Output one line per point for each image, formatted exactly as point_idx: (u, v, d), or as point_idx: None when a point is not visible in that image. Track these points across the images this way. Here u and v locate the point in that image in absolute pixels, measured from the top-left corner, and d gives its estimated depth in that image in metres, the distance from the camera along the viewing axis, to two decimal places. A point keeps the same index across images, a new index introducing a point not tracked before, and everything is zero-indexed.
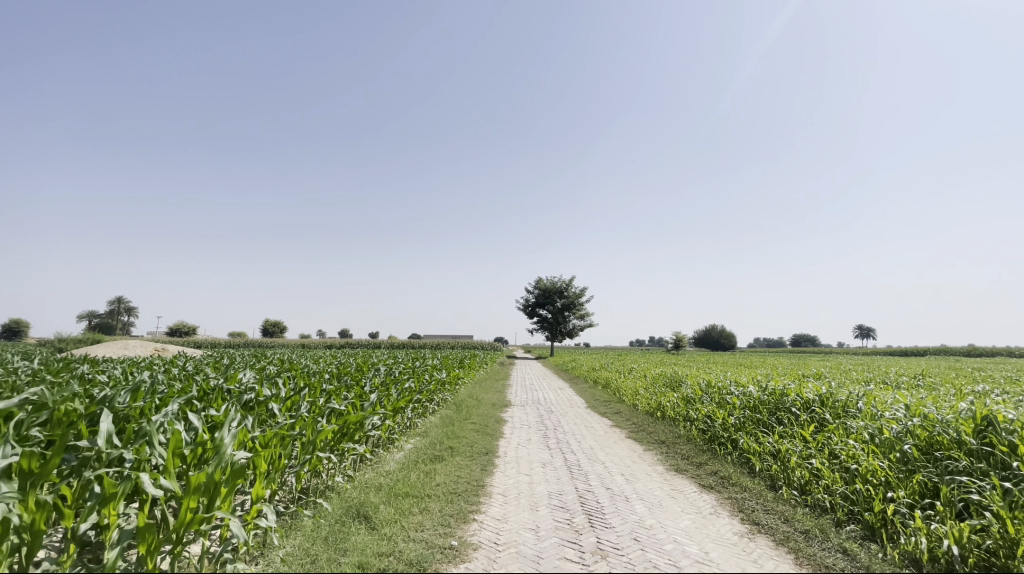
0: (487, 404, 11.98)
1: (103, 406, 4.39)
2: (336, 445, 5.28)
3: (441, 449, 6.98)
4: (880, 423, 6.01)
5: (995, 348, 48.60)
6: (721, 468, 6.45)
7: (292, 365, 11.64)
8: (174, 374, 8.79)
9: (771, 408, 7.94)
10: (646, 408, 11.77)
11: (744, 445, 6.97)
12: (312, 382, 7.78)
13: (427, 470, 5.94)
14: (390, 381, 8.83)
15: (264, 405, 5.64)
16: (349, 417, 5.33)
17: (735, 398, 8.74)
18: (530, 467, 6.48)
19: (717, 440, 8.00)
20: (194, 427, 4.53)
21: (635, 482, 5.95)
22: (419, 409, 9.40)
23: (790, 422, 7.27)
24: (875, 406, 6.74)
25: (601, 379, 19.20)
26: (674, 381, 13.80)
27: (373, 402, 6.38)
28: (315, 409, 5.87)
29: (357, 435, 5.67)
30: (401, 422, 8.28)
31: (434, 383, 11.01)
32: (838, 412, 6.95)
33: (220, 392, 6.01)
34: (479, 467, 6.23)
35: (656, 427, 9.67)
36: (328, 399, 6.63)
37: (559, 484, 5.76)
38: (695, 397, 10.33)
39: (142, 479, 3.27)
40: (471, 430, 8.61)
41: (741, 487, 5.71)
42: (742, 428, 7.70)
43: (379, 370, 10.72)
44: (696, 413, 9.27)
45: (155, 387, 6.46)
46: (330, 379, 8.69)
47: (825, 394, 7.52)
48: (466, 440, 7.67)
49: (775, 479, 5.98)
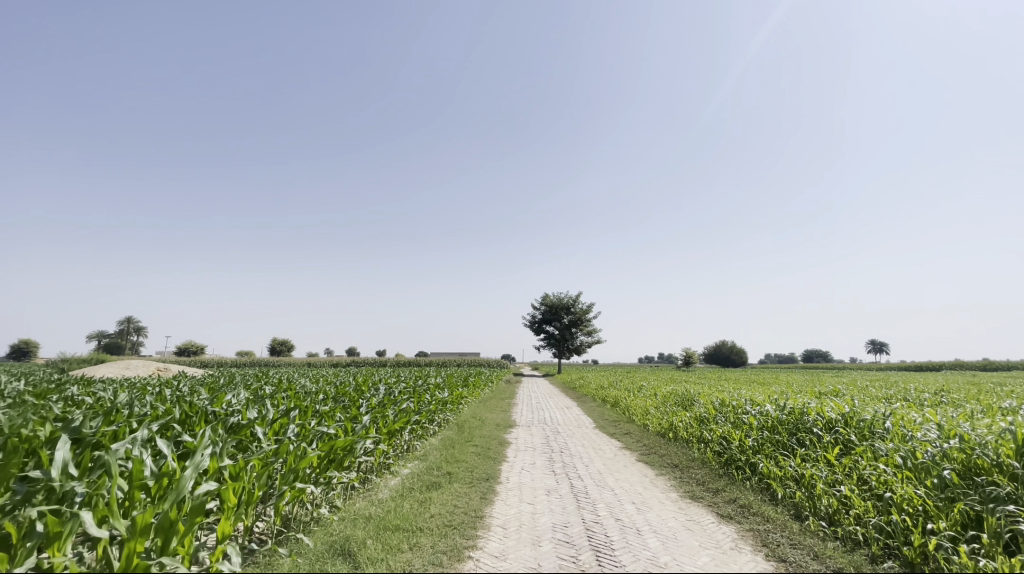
0: (491, 425, 11.52)
1: (65, 431, 4.05)
2: (321, 472, 4.89)
3: (439, 476, 6.55)
4: (912, 445, 5.52)
5: (1014, 362, 47.48)
6: (740, 496, 5.95)
7: (288, 386, 11.27)
8: (162, 395, 8.44)
9: (791, 428, 7.44)
10: (657, 428, 11.27)
11: (765, 470, 6.48)
12: (305, 403, 7.41)
13: (421, 499, 5.51)
14: (388, 402, 8.44)
15: (247, 430, 5.27)
16: (337, 441, 4.96)
17: (752, 418, 8.27)
18: (533, 495, 6.03)
19: (733, 464, 7.50)
20: (164, 455, 4.17)
21: (647, 512, 5.50)
22: (419, 431, 8.99)
23: (813, 444, 6.77)
24: (905, 426, 6.25)
25: (609, 398, 18.63)
26: (685, 399, 13.32)
27: (365, 424, 6.00)
28: (302, 433, 5.51)
29: (347, 461, 5.28)
30: (398, 446, 7.87)
31: (435, 403, 10.59)
32: (864, 433, 6.46)
33: (202, 415, 5.65)
34: (478, 496, 5.78)
35: (668, 449, 9.18)
36: (319, 422, 6.27)
37: (565, 515, 5.30)
38: (708, 417, 9.85)
39: (85, 518, 2.92)
40: (472, 454, 8.17)
41: (763, 518, 5.22)
42: (761, 451, 7.21)
43: (378, 390, 10.33)
44: (711, 434, 8.78)
45: (136, 410, 6.11)
46: (325, 399, 8.33)
47: (849, 413, 7.04)
48: (466, 465, 7.24)
49: (800, 507, 5.48)
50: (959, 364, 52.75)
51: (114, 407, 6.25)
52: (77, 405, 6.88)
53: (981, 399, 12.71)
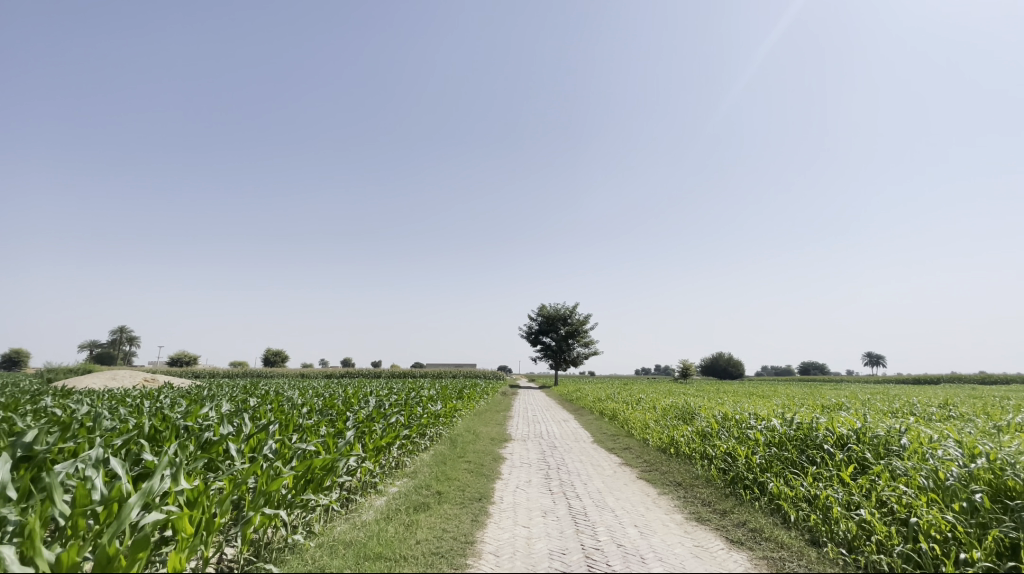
0: (485, 440, 11.11)
1: (13, 449, 3.66)
2: (297, 493, 4.48)
3: (429, 495, 6.12)
4: (934, 464, 5.18)
5: (1011, 376, 47.35)
6: (751, 518, 5.55)
7: (275, 397, 10.85)
8: (138, 408, 8.01)
9: (800, 445, 7.07)
10: (657, 443, 10.88)
11: (774, 489, 6.11)
12: (287, 417, 7.01)
13: (408, 522, 5.10)
14: (376, 415, 8.04)
15: (219, 446, 4.88)
16: (316, 460, 4.58)
17: (758, 433, 7.91)
18: (529, 517, 5.62)
19: (739, 482, 7.13)
20: (122, 476, 3.77)
21: (650, 536, 5.12)
22: (409, 446, 8.56)
23: (825, 462, 6.40)
24: (922, 443, 5.90)
25: (607, 410, 18.14)
26: (686, 412, 12.92)
27: (349, 440, 5.60)
28: (279, 450, 5.11)
29: (326, 481, 4.88)
30: (386, 462, 7.47)
31: (426, 416, 10.18)
32: (879, 450, 6.10)
33: (173, 430, 5.24)
34: (469, 519, 5.37)
35: (670, 466, 8.77)
36: (299, 438, 5.88)
37: (562, 541, 4.90)
38: (711, 431, 9.46)
39: (11, 553, 2.54)
40: (464, 471, 7.74)
41: (777, 545, 4.82)
42: (769, 469, 6.82)
43: (368, 402, 9.91)
44: (715, 451, 8.40)
45: (104, 424, 5.70)
46: (310, 414, 7.92)
47: (861, 429, 6.69)
48: (457, 483, 6.83)
49: (815, 532, 5.09)
50: (958, 377, 52.51)
51: (81, 421, 5.83)
52: (46, 418, 6.47)
53: (990, 413, 12.37)
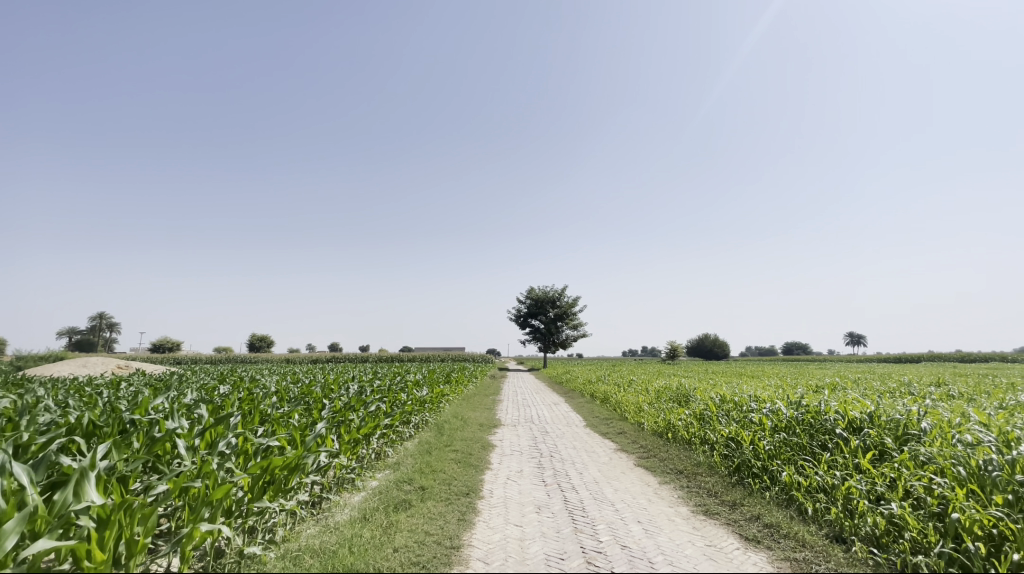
0: (474, 426, 10.57)
1: None
2: (253, 498, 3.88)
3: (411, 491, 5.54)
4: (965, 450, 4.72)
5: (990, 353, 48.16)
6: (765, 512, 5.08)
7: (248, 384, 10.17)
8: (89, 399, 7.27)
9: (808, 430, 6.62)
10: (653, 428, 10.43)
11: (787, 479, 5.66)
12: (254, 407, 6.35)
13: (386, 525, 4.55)
14: (355, 403, 7.42)
15: (165, 442, 4.24)
16: (276, 459, 3.99)
17: (763, 417, 7.46)
18: (522, 514, 5.09)
19: (744, 469, 6.70)
20: (33, 485, 3.12)
21: (658, 534, 4.62)
22: (391, 436, 7.98)
23: (839, 449, 5.94)
24: (946, 427, 5.46)
25: (598, 393, 17.70)
26: (681, 394, 12.51)
27: (319, 433, 4.99)
28: (237, 445, 4.48)
29: (290, 482, 4.28)
30: (365, 454, 6.90)
31: (410, 403, 9.58)
32: (898, 435, 5.66)
33: (115, 425, 4.60)
34: (455, 518, 4.82)
35: (668, 452, 8.31)
36: (264, 432, 5.25)
37: (560, 542, 4.37)
38: (710, 415, 9.01)
39: None
40: (451, 461, 7.18)
41: (798, 543, 4.36)
42: (779, 457, 6.35)
43: (348, 389, 9.26)
44: (717, 435, 7.95)
45: (39, 419, 5.01)
46: (281, 403, 7.27)
47: (875, 411, 6.25)
48: (442, 475, 6.29)
49: (836, 528, 4.64)
50: (938, 355, 53.35)
51: (12, 415, 5.10)
52: None
53: (988, 391, 12.17)
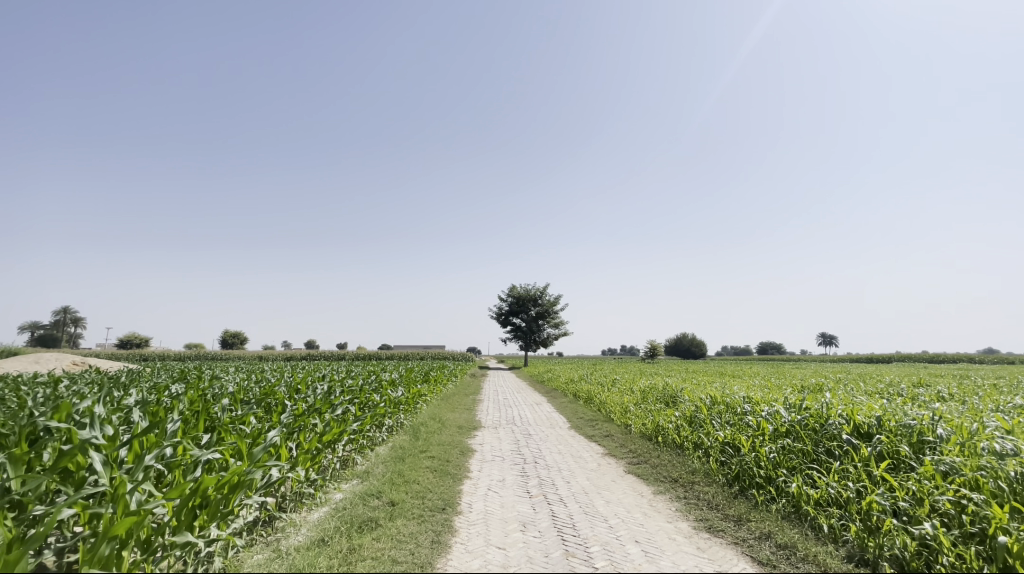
0: (452, 429, 9.90)
1: None
2: (181, 527, 3.21)
3: (379, 508, 4.87)
4: (995, 462, 4.31)
5: (959, 355, 49.19)
6: (776, 529, 4.57)
7: (207, 384, 9.27)
8: (14, 401, 6.37)
9: (812, 434, 6.17)
10: (641, 430, 9.91)
11: (796, 490, 5.18)
12: (201, 411, 5.56)
13: (347, 551, 3.89)
14: (321, 407, 6.68)
15: (70, 457, 3.47)
16: (213, 478, 3.34)
17: (761, 420, 6.98)
18: (505, 534, 4.48)
19: (744, 478, 6.21)
20: None
21: (661, 558, 4.06)
22: (360, 442, 7.28)
23: (849, 456, 5.48)
24: (966, 434, 5.04)
25: (582, 393, 17.15)
26: (668, 395, 12.02)
27: (270, 443, 4.31)
28: (169, 458, 3.76)
29: (230, 503, 3.62)
30: (329, 463, 6.20)
31: (383, 405, 8.85)
32: (912, 442, 5.24)
33: (21, 432, 3.83)
34: (428, 540, 4.20)
35: (660, 458, 7.79)
36: (206, 441, 4.51)
37: (549, 570, 3.76)
38: (703, 418, 8.49)
39: None
40: (426, 470, 6.52)
41: (820, 569, 3.84)
42: (784, 465, 5.85)
43: (314, 390, 8.50)
44: (712, 440, 7.45)
45: None
46: (236, 406, 6.48)
47: (883, 415, 5.81)
48: (415, 487, 5.64)
49: (858, 549, 4.18)
50: (909, 356, 54.43)
51: None
52: None
53: (982, 394, 11.89)
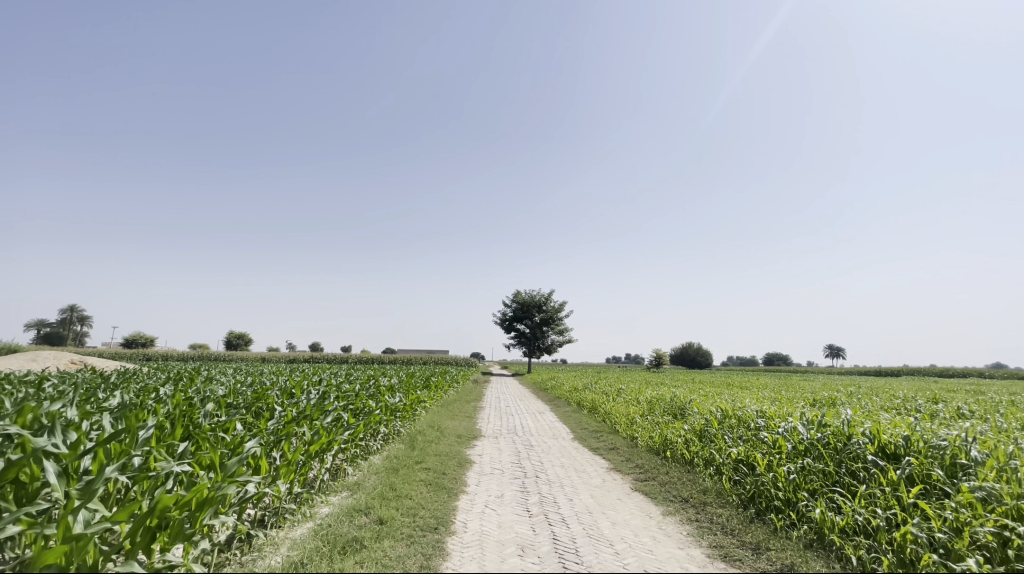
0: (452, 439, 9.51)
1: None
2: (132, 551, 2.85)
3: (365, 527, 4.50)
4: None
5: (971, 369, 48.24)
6: (800, 561, 4.16)
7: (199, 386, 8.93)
8: None
9: (833, 453, 5.74)
10: (648, 444, 9.48)
11: (819, 516, 4.77)
12: (181, 416, 5.21)
13: None
14: (311, 414, 6.31)
15: (17, 469, 3.11)
16: (173, 496, 2.98)
17: (777, 437, 6.56)
18: (501, 559, 4.09)
19: (760, 499, 5.80)
20: None
21: None
22: (352, 452, 6.93)
23: (875, 479, 5.07)
24: (1006, 457, 4.61)
25: (586, 403, 16.73)
26: (676, 406, 11.56)
27: (248, 455, 3.96)
28: (132, 471, 3.41)
29: (196, 522, 3.27)
30: (317, 473, 5.83)
31: (379, 413, 8.48)
32: (945, 466, 4.81)
33: None
34: (416, 565, 3.81)
35: (669, 474, 7.38)
36: (179, 451, 4.16)
37: None
38: (714, 433, 8.05)
39: None
40: (420, 483, 6.13)
41: None
42: (804, 487, 5.44)
43: (308, 394, 8.15)
44: (726, 457, 7.02)
45: None
46: (222, 411, 6.14)
47: (912, 435, 5.38)
48: (406, 503, 5.25)
49: None
50: (920, 370, 53.47)
51: None
52: None
53: (1004, 411, 11.39)
